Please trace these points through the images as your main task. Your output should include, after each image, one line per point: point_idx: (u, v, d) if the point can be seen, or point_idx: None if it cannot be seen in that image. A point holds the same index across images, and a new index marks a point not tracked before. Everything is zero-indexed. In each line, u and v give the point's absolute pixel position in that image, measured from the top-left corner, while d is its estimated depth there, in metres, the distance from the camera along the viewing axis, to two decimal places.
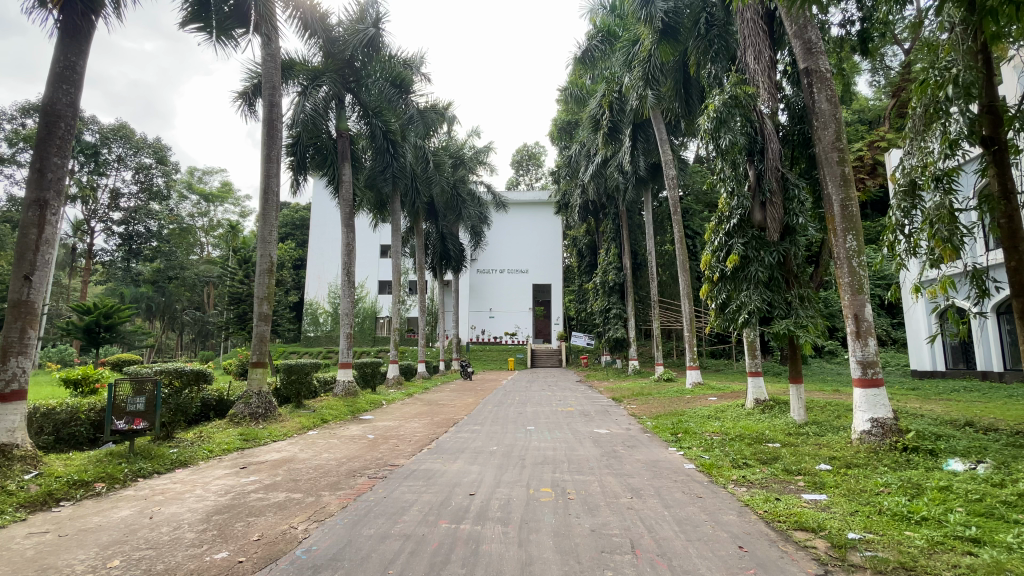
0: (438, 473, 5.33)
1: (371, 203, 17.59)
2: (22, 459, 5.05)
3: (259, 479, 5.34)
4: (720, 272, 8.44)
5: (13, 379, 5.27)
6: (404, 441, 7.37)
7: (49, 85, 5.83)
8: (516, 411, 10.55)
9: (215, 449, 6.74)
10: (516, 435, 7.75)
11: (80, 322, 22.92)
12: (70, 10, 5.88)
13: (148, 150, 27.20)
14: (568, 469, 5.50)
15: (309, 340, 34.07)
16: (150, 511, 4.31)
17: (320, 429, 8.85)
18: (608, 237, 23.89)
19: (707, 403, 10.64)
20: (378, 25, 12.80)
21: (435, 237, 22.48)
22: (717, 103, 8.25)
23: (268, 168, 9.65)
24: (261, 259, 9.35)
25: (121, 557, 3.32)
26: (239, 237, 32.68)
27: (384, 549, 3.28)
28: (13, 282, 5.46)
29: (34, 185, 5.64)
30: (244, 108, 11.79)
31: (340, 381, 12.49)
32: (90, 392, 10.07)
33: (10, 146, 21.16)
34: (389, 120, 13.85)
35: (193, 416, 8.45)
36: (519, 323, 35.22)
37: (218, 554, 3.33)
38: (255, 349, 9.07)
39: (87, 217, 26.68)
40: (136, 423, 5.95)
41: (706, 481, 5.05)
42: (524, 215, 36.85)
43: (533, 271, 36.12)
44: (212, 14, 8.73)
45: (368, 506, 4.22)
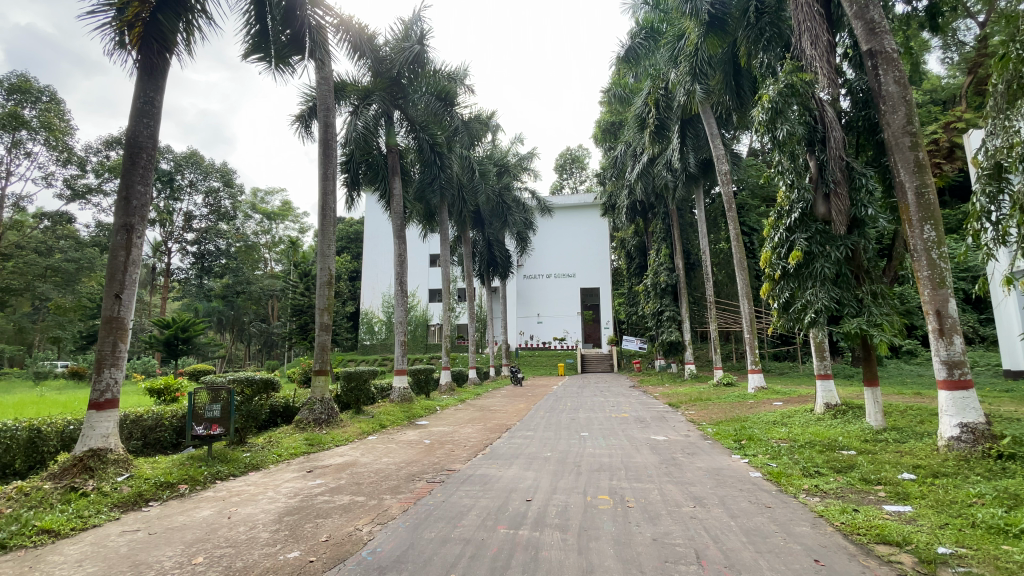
0: (494, 479, 5.35)
1: (420, 215, 18.09)
2: (115, 463, 5.51)
3: (325, 482, 5.58)
4: (782, 270, 8.01)
5: (107, 390, 5.77)
6: (459, 447, 7.48)
7: (132, 120, 6.40)
8: (570, 417, 10.47)
9: (284, 453, 7.11)
10: (570, 441, 7.69)
11: (161, 335, 24.87)
12: (147, 51, 6.46)
13: (216, 174, 29.32)
14: (625, 477, 5.37)
15: (364, 348, 35.11)
16: (228, 511, 4.59)
17: (379, 434, 9.12)
18: (658, 238, 23.30)
19: (772, 408, 10.12)
20: (422, 42, 13.13)
21: (482, 245, 22.78)
22: (772, 92, 7.93)
23: (325, 187, 10.15)
24: (320, 272, 9.80)
25: (204, 555, 3.55)
26: (300, 253, 34.63)
27: (445, 553, 3.33)
28: (106, 300, 6.00)
29: (122, 212, 6.19)
30: (301, 130, 12.45)
31: (396, 388, 12.76)
32: (171, 400, 10.89)
33: (98, 176, 23.32)
34: (436, 133, 14.32)
35: (263, 422, 8.93)
36: (568, 328, 35.03)
37: (290, 554, 3.49)
38: (317, 357, 9.48)
39: (165, 239, 28.96)
40: (213, 428, 6.39)
41: (774, 491, 4.78)
42: (570, 219, 36.68)
43: (581, 275, 35.82)
44: (271, 44, 9.25)
45: (428, 510, 4.30)
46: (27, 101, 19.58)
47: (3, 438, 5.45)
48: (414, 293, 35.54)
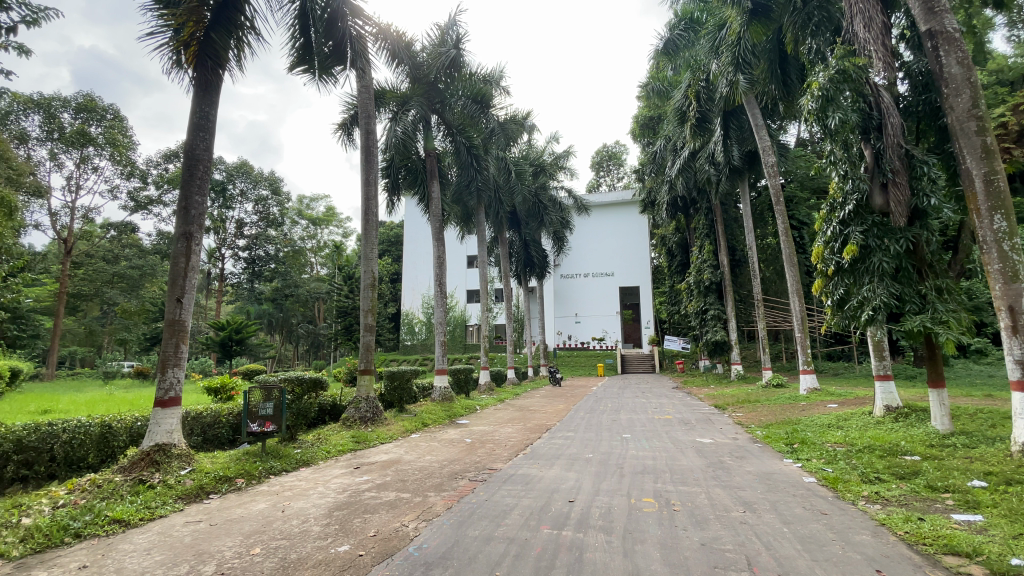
0: (536, 479, 5.35)
1: (457, 218, 18.32)
2: (179, 457, 5.84)
3: (372, 479, 5.74)
4: (835, 266, 7.64)
5: (170, 388, 6.11)
6: (500, 446, 7.52)
7: (190, 134, 6.79)
8: (611, 418, 10.34)
9: (332, 450, 7.37)
10: (612, 442, 7.59)
11: (217, 337, 26.25)
12: (202, 68, 6.83)
13: (265, 182, 30.73)
14: (671, 480, 5.25)
15: (405, 348, 35.81)
16: (281, 505, 4.80)
17: (421, 432, 9.31)
18: (701, 234, 22.66)
19: (827, 411, 9.65)
20: (458, 46, 13.29)
21: (519, 245, 22.81)
22: (822, 79, 7.57)
23: (368, 192, 10.43)
24: (364, 275, 10.09)
25: (261, 546, 3.73)
26: (344, 256, 35.76)
27: (489, 551, 3.36)
28: (168, 304, 6.39)
29: (182, 221, 6.57)
30: (344, 138, 12.87)
31: (437, 387, 12.96)
32: (227, 399, 11.45)
33: (158, 188, 24.88)
34: (472, 136, 14.49)
35: (313, 419, 9.28)
36: (607, 327, 34.62)
37: (341, 547, 3.61)
38: (362, 357, 9.75)
39: (219, 246, 30.57)
40: (266, 426, 6.69)
41: (830, 497, 4.56)
42: (608, 217, 36.20)
43: (620, 274, 35.28)
44: (315, 57, 9.59)
45: (471, 508, 4.36)
46: (94, 119, 21.13)
47: (80, 434, 5.89)
48: (452, 294, 36.06)
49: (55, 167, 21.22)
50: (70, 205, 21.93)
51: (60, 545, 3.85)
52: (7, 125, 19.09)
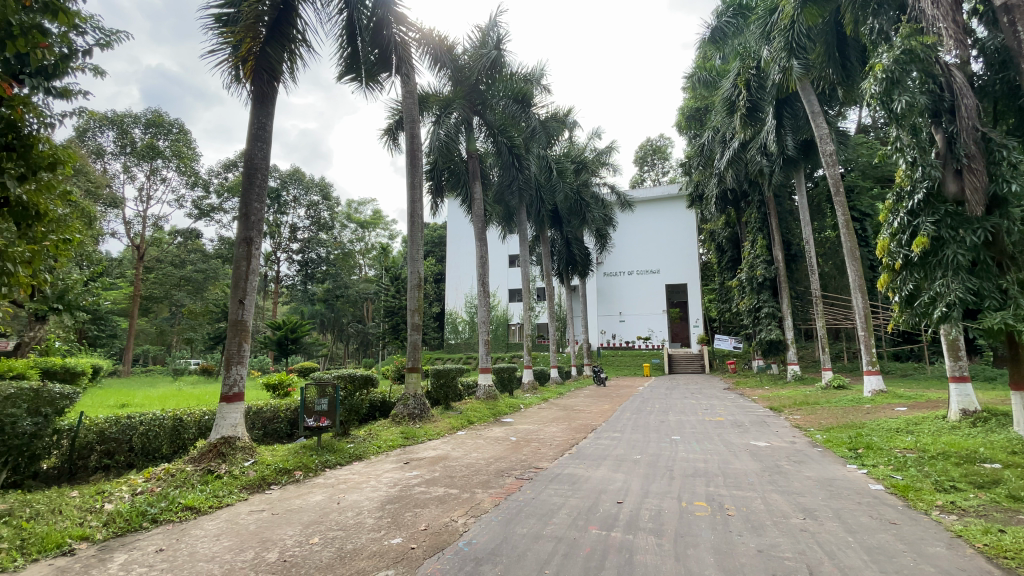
0: (582, 479, 5.32)
1: (499, 217, 18.44)
2: (242, 449, 6.17)
3: (421, 474, 5.89)
4: (904, 259, 7.13)
5: (234, 384, 6.49)
6: (545, 445, 7.53)
7: (249, 144, 7.17)
8: (659, 419, 10.12)
9: (383, 445, 7.61)
10: (660, 444, 7.42)
11: (274, 336, 27.65)
12: (259, 82, 7.21)
13: (316, 189, 32.14)
14: (723, 484, 5.08)
15: (449, 347, 36.40)
16: (337, 497, 5.01)
17: (467, 430, 9.47)
18: (753, 228, 21.76)
19: (894, 415, 9.06)
20: (500, 47, 13.36)
21: (561, 244, 22.67)
22: (886, 61, 7.16)
23: (413, 195, 10.68)
24: (411, 275, 10.34)
25: (319, 536, 3.90)
26: (390, 258, 36.74)
27: (538, 549, 3.37)
28: (232, 306, 6.79)
29: (243, 227, 6.95)
30: (390, 142, 13.24)
31: (482, 385, 13.11)
32: (285, 395, 12.03)
33: (219, 196, 26.43)
34: (514, 136, 14.57)
35: (364, 415, 9.61)
36: (653, 326, 33.90)
37: (394, 540, 3.73)
38: (409, 356, 9.99)
39: (275, 250, 32.15)
40: (322, 421, 6.99)
41: (899, 506, 4.28)
42: (653, 213, 35.35)
43: (666, 271, 34.41)
44: (362, 65, 9.93)
45: (519, 506, 4.39)
46: (162, 133, 22.72)
47: (155, 426, 6.34)
48: (495, 293, 36.37)
49: (129, 179, 22.98)
50: (142, 215, 23.67)
51: (139, 529, 4.17)
52: (86, 141, 20.88)
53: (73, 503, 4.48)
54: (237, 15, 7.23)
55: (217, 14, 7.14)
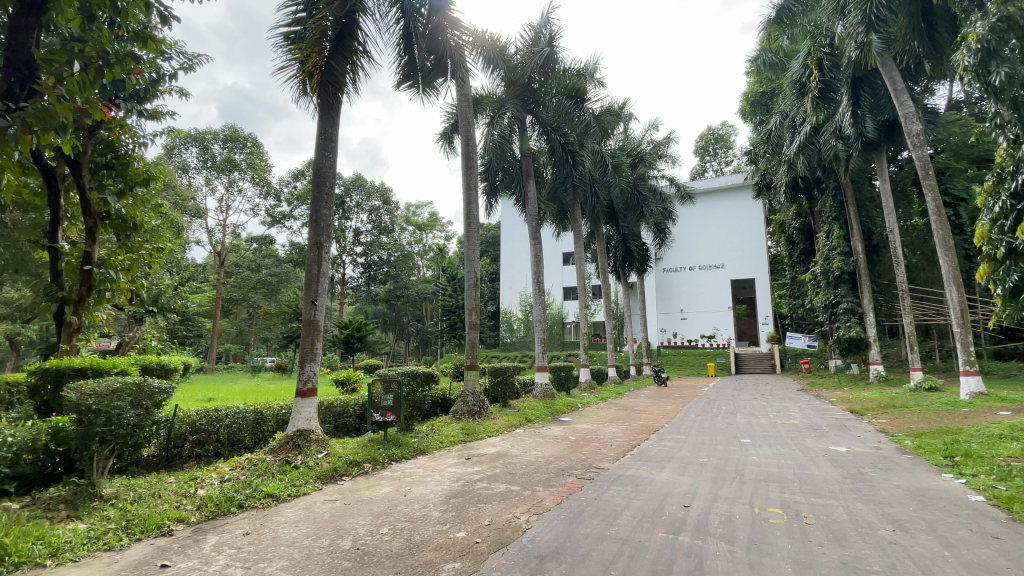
0: (646, 481, 5.19)
1: (553, 215, 18.34)
2: (317, 442, 6.52)
3: (483, 470, 5.99)
4: (1005, 248, 6.28)
5: (309, 379, 6.87)
6: (606, 445, 7.41)
7: (317, 154, 7.59)
8: (726, 421, 9.68)
9: (445, 441, 7.81)
10: (728, 447, 7.10)
11: (341, 335, 29.18)
12: (325, 94, 7.60)
13: (376, 194, 33.57)
14: (800, 490, 4.79)
15: (505, 345, 36.70)
16: (403, 490, 5.20)
17: (526, 428, 9.53)
18: (828, 218, 20.35)
19: (997, 420, 8.14)
20: (552, 44, 13.31)
21: (617, 239, 22.17)
22: (979, 30, 6.73)
23: (469, 197, 10.86)
24: (467, 275, 10.53)
25: (389, 526, 4.08)
26: (447, 258, 37.64)
27: (603, 550, 3.33)
28: (305, 306, 7.19)
29: (314, 232, 7.35)
30: (445, 146, 13.56)
31: (539, 383, 13.14)
32: (352, 390, 12.65)
33: (290, 204, 28.16)
34: (568, 132, 14.47)
35: (426, 411, 9.89)
36: (718, 324, 32.55)
37: (459, 533, 3.82)
38: (468, 354, 10.17)
39: (340, 253, 33.83)
40: (387, 416, 7.26)
41: (1005, 520, 3.85)
42: (714, 205, 33.89)
43: (731, 265, 32.84)
44: (419, 71, 10.24)
45: (581, 505, 4.35)
46: (238, 147, 24.55)
47: (238, 419, 6.89)
48: (550, 292, 36.32)
49: (211, 191, 25.01)
50: (222, 224, 25.66)
51: (227, 513, 4.53)
52: (173, 157, 22.93)
53: (171, 488, 4.95)
54: (304, 32, 7.64)
55: (286, 33, 7.59)
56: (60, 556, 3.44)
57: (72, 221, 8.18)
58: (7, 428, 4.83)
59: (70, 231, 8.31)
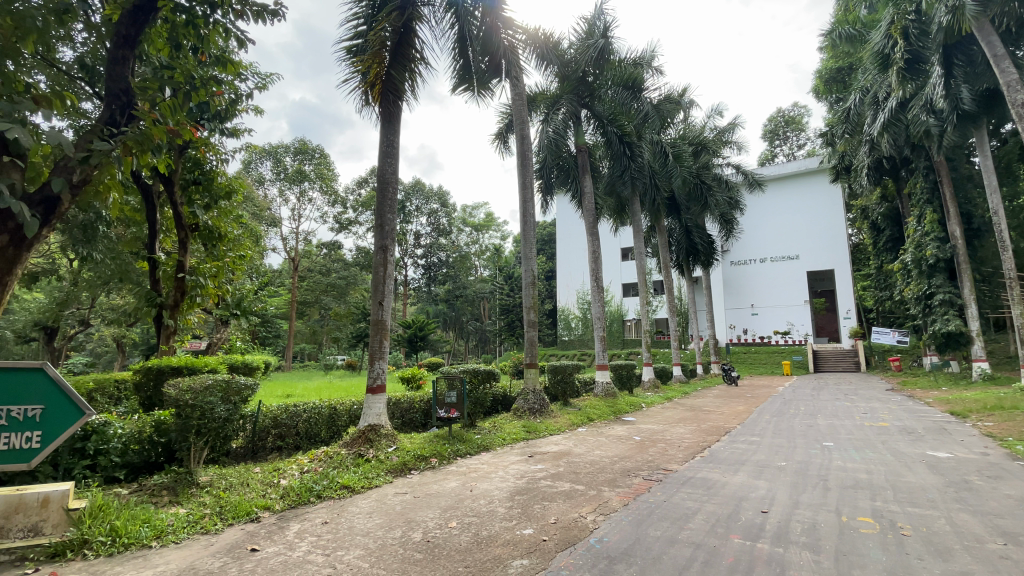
0: (718, 484, 4.96)
1: (611, 209, 17.98)
2: (386, 436, 6.76)
3: (546, 468, 5.98)
4: None
5: (378, 377, 7.15)
6: (673, 447, 7.17)
7: (381, 161, 7.90)
8: (804, 422, 9.07)
9: (508, 438, 7.88)
10: (808, 451, 6.64)
11: (405, 334, 30.30)
12: (386, 103, 7.90)
13: (435, 198, 34.47)
14: (893, 499, 4.39)
15: (564, 343, 36.52)
16: (469, 485, 5.30)
17: (588, 426, 9.42)
18: (919, 200, 18.55)
19: None
20: (607, 35, 13.06)
21: (679, 232, 21.37)
22: None
23: (524, 195, 10.88)
24: (525, 273, 10.56)
25: (457, 520, 4.16)
26: (503, 257, 38.02)
27: (675, 554, 3.22)
28: (373, 307, 7.50)
29: (379, 237, 7.64)
30: (500, 146, 13.66)
31: (600, 381, 12.95)
32: (417, 387, 13.09)
33: (355, 211, 29.52)
34: (624, 124, 14.15)
35: (489, 408, 10.02)
36: (792, 319, 30.62)
37: (525, 530, 3.83)
38: (528, 352, 10.19)
39: (402, 256, 35.05)
40: (451, 412, 7.46)
41: None
42: (785, 193, 31.87)
43: (806, 256, 30.72)
44: (474, 74, 10.39)
45: (650, 507, 4.23)
46: (308, 159, 26.02)
47: (314, 414, 7.33)
48: (608, 288, 35.77)
49: (284, 201, 26.71)
50: (295, 232, 27.31)
51: (308, 503, 4.82)
52: (251, 171, 24.73)
53: (257, 477, 5.33)
54: (364, 45, 7.98)
55: (349, 47, 7.95)
56: (162, 538, 3.80)
57: (167, 233, 9.05)
58: (118, 421, 5.41)
59: (164, 242, 9.17)
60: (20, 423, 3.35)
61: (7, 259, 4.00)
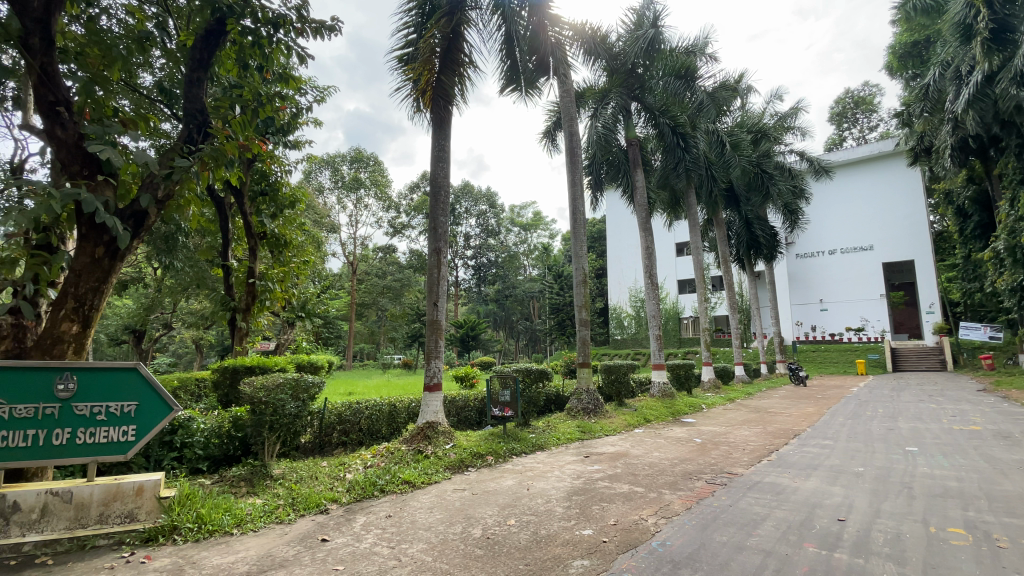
0: (788, 490, 4.70)
1: (665, 204, 17.45)
2: (443, 434, 6.89)
3: (603, 469, 5.89)
4: None
5: (434, 375, 7.32)
6: (737, 450, 6.84)
7: (433, 166, 8.09)
8: (883, 426, 8.41)
9: (563, 437, 7.84)
10: (889, 456, 6.14)
11: (458, 334, 30.90)
12: (437, 108, 8.08)
13: (483, 199, 34.92)
14: (992, 509, 3.97)
15: (617, 342, 35.90)
16: (526, 484, 5.31)
17: (645, 428, 9.21)
18: (1013, 181, 16.75)
19: None
20: (657, 25, 12.70)
21: (739, 225, 20.43)
22: None
23: (574, 193, 10.77)
24: (576, 272, 10.46)
25: (515, 518, 4.18)
26: (553, 256, 37.88)
27: (744, 561, 3.08)
28: (428, 308, 7.68)
29: (433, 240, 7.80)
30: (549, 144, 13.60)
31: (656, 381, 12.61)
32: (470, 386, 13.28)
33: (408, 215, 30.42)
34: (677, 115, 13.71)
35: (542, 407, 10.00)
36: (867, 315, 28.54)
37: (585, 531, 3.79)
38: (581, 352, 10.08)
39: (453, 257, 35.76)
40: (505, 411, 7.53)
41: None
42: (856, 179, 29.74)
43: (881, 246, 28.53)
44: (521, 74, 10.43)
45: (715, 512, 4.07)
46: (363, 166, 27.08)
47: (376, 410, 7.62)
48: (662, 285, 34.88)
49: (342, 208, 27.92)
50: (353, 237, 28.45)
51: (372, 497, 5.00)
52: (311, 181, 26.04)
53: (325, 471, 5.60)
54: (415, 53, 8.19)
55: (400, 56, 8.19)
56: (242, 526, 4.07)
57: (238, 242, 9.66)
58: (200, 417, 5.82)
59: (236, 251, 9.79)
60: (119, 418, 3.82)
61: (103, 270, 4.41)
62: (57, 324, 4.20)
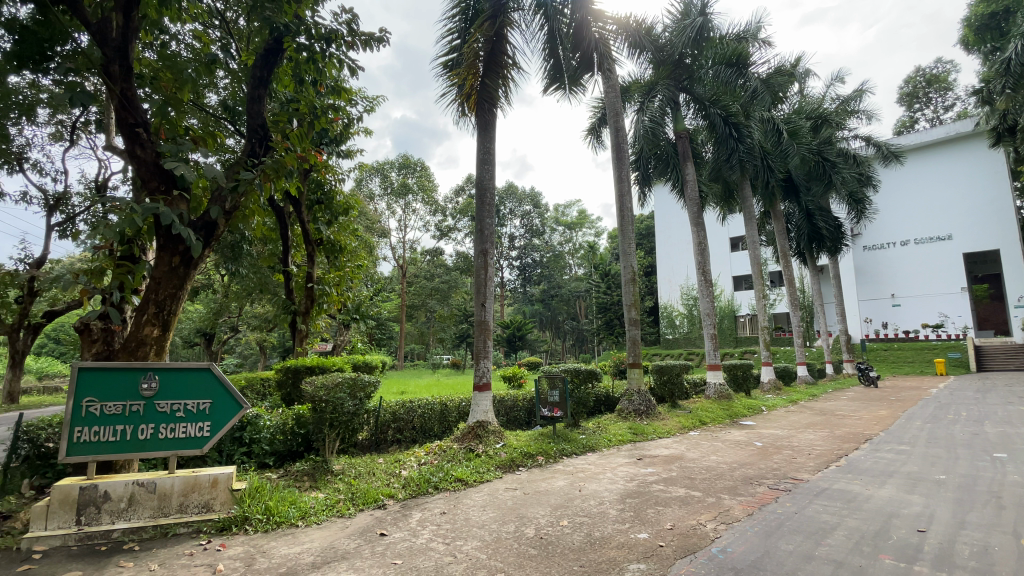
0: (860, 497, 4.40)
1: (717, 197, 16.82)
2: (494, 433, 6.94)
3: (658, 472, 5.75)
4: None
5: (483, 375, 7.39)
6: (802, 454, 6.48)
7: (479, 168, 8.18)
8: (966, 430, 7.72)
9: (614, 439, 7.71)
10: (975, 463, 5.63)
11: (505, 334, 31.11)
12: (482, 111, 8.17)
13: (528, 200, 34.96)
14: None
15: (668, 342, 34.95)
16: (578, 485, 5.27)
17: (701, 430, 8.91)
18: None
19: None
20: (705, 12, 12.29)
21: (798, 217, 19.38)
22: None
23: (621, 189, 10.58)
24: (624, 270, 10.27)
25: (568, 519, 4.16)
26: (599, 255, 37.34)
27: (813, 571, 2.92)
28: (476, 309, 7.76)
29: (479, 242, 7.88)
30: (594, 141, 13.44)
31: (711, 382, 12.17)
32: (518, 386, 13.31)
33: (454, 218, 30.94)
34: (729, 104, 13.17)
35: (592, 408, 9.88)
36: (946, 310, 26.34)
37: (640, 534, 3.72)
38: (630, 352, 9.89)
39: (499, 258, 36.02)
40: (555, 411, 7.51)
41: None
42: (929, 163, 27.50)
43: (961, 235, 26.24)
44: (565, 72, 10.35)
45: (778, 519, 3.87)
46: (411, 172, 27.79)
47: (428, 409, 7.80)
48: (716, 282, 33.70)
49: (391, 214, 28.80)
50: (403, 242, 29.23)
51: (426, 493, 5.13)
52: (362, 188, 26.99)
53: (381, 467, 5.79)
54: (459, 58, 8.31)
55: (445, 63, 8.35)
56: (307, 518, 4.28)
57: (297, 248, 10.16)
58: (267, 414, 6.18)
59: (296, 257, 10.30)
60: (196, 415, 4.12)
61: (180, 278, 4.76)
62: (141, 328, 4.57)
